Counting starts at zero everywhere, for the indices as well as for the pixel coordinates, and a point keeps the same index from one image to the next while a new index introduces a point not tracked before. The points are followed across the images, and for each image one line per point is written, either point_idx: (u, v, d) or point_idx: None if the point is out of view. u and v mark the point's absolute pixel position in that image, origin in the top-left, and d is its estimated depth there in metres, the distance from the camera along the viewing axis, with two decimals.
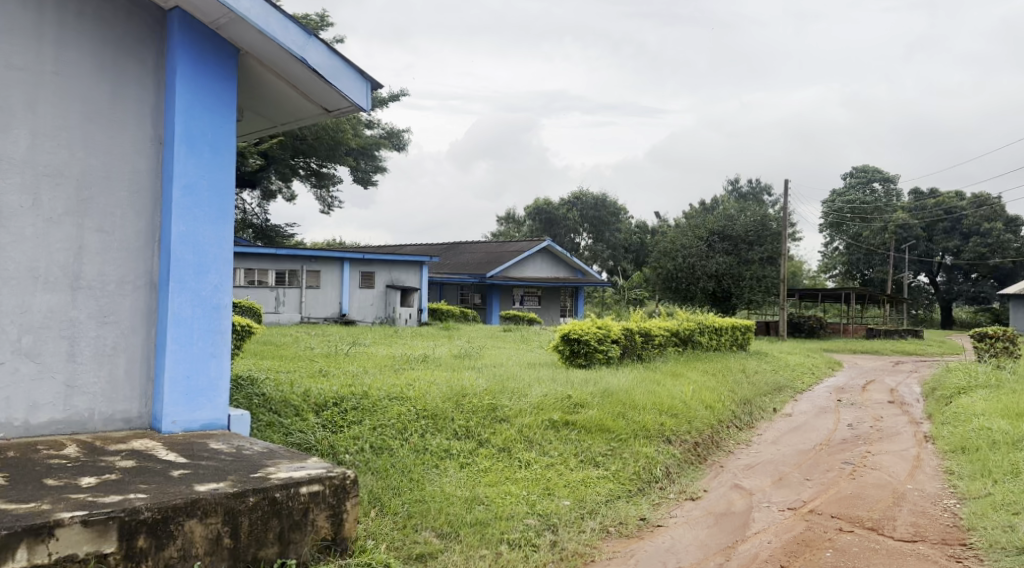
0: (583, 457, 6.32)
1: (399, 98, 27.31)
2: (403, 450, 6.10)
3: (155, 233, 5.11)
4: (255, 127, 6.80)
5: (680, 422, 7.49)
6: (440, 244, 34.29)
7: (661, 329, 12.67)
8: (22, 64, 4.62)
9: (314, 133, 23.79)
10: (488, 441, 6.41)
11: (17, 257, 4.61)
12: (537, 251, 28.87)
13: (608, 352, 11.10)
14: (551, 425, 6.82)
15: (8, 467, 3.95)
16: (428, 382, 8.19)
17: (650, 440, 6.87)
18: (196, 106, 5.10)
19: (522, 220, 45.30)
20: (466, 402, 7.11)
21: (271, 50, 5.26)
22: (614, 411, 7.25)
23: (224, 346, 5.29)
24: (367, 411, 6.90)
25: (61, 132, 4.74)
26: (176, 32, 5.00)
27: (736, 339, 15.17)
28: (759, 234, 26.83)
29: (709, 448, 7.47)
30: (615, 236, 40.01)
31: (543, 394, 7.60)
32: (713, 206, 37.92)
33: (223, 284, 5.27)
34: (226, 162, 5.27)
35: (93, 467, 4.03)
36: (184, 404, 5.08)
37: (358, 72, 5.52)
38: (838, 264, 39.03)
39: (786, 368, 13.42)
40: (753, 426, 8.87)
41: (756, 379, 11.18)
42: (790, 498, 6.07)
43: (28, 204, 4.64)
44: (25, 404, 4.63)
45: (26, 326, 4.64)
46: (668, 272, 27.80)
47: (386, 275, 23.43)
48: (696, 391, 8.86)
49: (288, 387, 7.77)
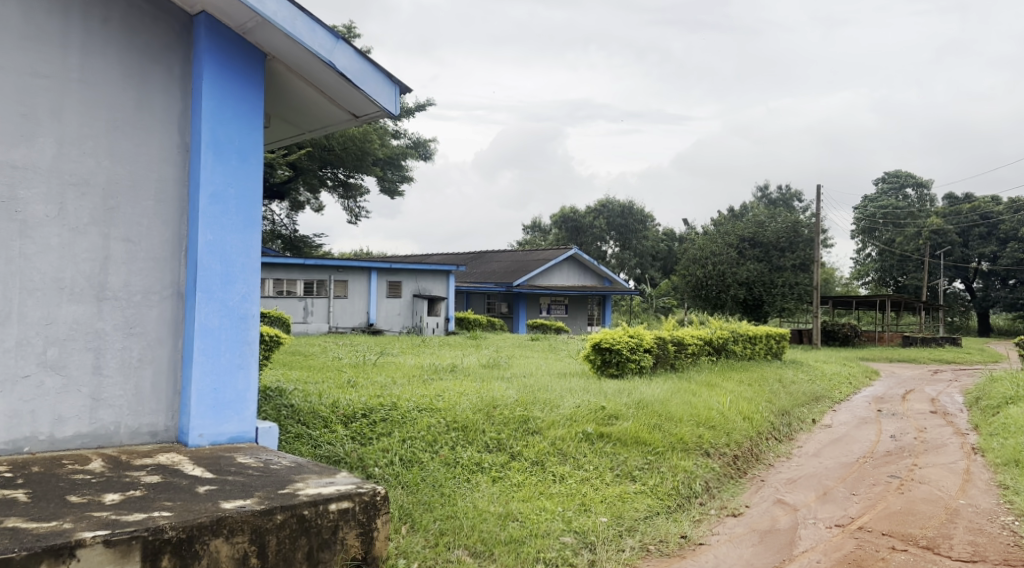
0: (620, 471, 6.13)
1: (426, 108, 27.35)
2: (433, 463, 5.95)
3: (182, 242, 5.02)
4: (283, 135, 6.71)
5: (719, 434, 7.27)
6: (467, 253, 34.22)
7: (694, 338, 12.43)
8: (47, 72, 4.55)
9: (342, 144, 23.86)
10: (520, 454, 6.24)
11: (42, 268, 4.53)
12: (565, 259, 28.71)
13: (640, 362, 10.88)
14: (585, 436, 6.62)
15: (31, 484, 3.85)
16: (458, 393, 8.05)
17: (688, 453, 6.66)
18: (223, 112, 5.01)
19: (548, 229, 45.21)
20: (498, 414, 6.95)
21: (298, 55, 5.16)
22: (650, 423, 7.05)
23: (251, 358, 5.17)
24: (397, 422, 6.76)
25: (87, 140, 4.67)
26: (203, 37, 4.91)
27: (770, 347, 14.87)
28: (791, 241, 26.52)
29: (749, 461, 7.24)
30: (642, 244, 39.73)
31: (576, 405, 7.41)
32: (742, 214, 37.51)
33: (250, 294, 5.17)
34: (253, 169, 5.17)
35: (118, 483, 3.92)
36: (211, 417, 4.97)
37: (386, 75, 5.41)
38: (870, 270, 38.39)
39: (823, 377, 13.12)
40: (793, 438, 8.61)
41: (793, 389, 10.91)
42: (837, 514, 5.83)
43: (54, 214, 4.56)
44: (51, 417, 4.54)
45: (51, 338, 4.55)
46: (697, 280, 27.48)
47: (413, 284, 23.40)
48: (734, 401, 8.62)
49: (317, 398, 7.67)
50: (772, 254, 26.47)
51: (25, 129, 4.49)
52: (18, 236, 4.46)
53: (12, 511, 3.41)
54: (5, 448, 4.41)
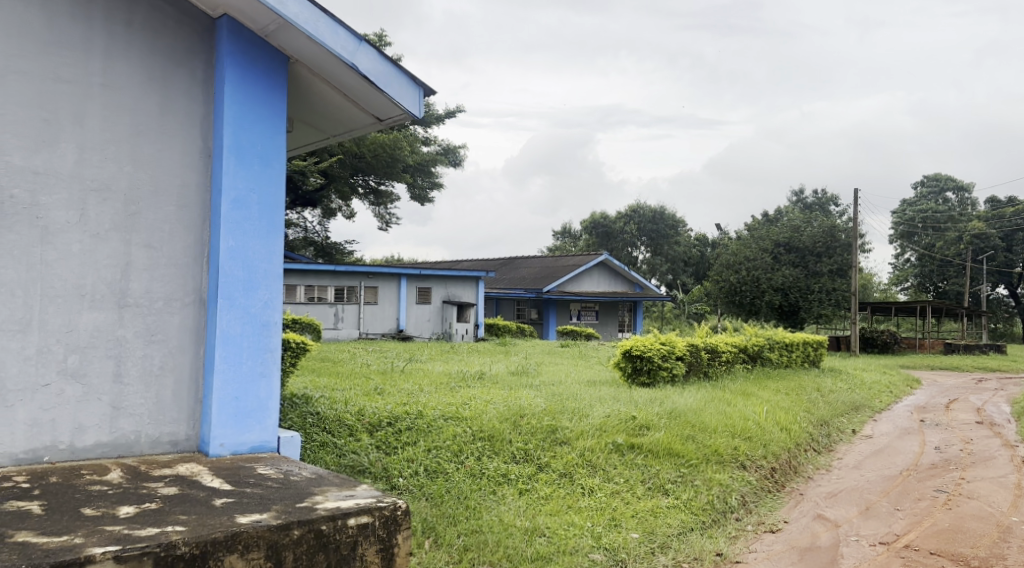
0: (652, 483, 5.93)
1: (456, 115, 27.35)
2: (458, 474, 5.81)
3: (205, 247, 4.94)
4: (308, 139, 6.63)
5: (756, 446, 7.03)
6: (497, 259, 34.14)
7: (728, 345, 12.17)
8: (69, 77, 4.49)
9: (372, 151, 23.93)
10: (548, 466, 6.07)
11: (64, 274, 4.47)
12: (595, 265, 28.48)
13: (672, 370, 10.66)
14: (615, 448, 6.44)
15: (47, 495, 3.78)
16: (485, 401, 7.91)
17: (723, 466, 6.44)
18: (245, 116, 4.93)
19: (578, 235, 44.96)
20: (525, 424, 6.79)
21: (321, 58, 5.06)
22: (682, 434, 6.85)
23: (274, 366, 5.07)
24: (422, 431, 6.64)
25: (109, 146, 4.60)
26: (225, 40, 4.83)
27: (807, 355, 14.53)
28: (828, 246, 26.03)
29: (786, 473, 7.01)
30: (674, 249, 39.33)
31: (606, 414, 7.23)
32: (776, 218, 36.93)
33: (273, 301, 5.06)
34: (276, 174, 5.07)
35: (135, 495, 3.84)
36: (233, 426, 4.87)
37: (410, 77, 5.29)
38: (909, 276, 37.59)
39: (862, 386, 12.77)
40: (832, 449, 8.34)
41: (832, 398, 10.60)
42: (881, 531, 5.58)
43: (75, 220, 4.50)
44: (71, 426, 4.48)
45: (72, 346, 4.49)
46: (731, 286, 27.08)
47: (443, 290, 23.34)
48: (770, 411, 8.37)
49: (343, 406, 7.57)
50: (808, 260, 26.00)
51: (47, 134, 4.43)
52: (39, 243, 4.40)
53: (25, 524, 3.33)
54: (25, 457, 4.35)
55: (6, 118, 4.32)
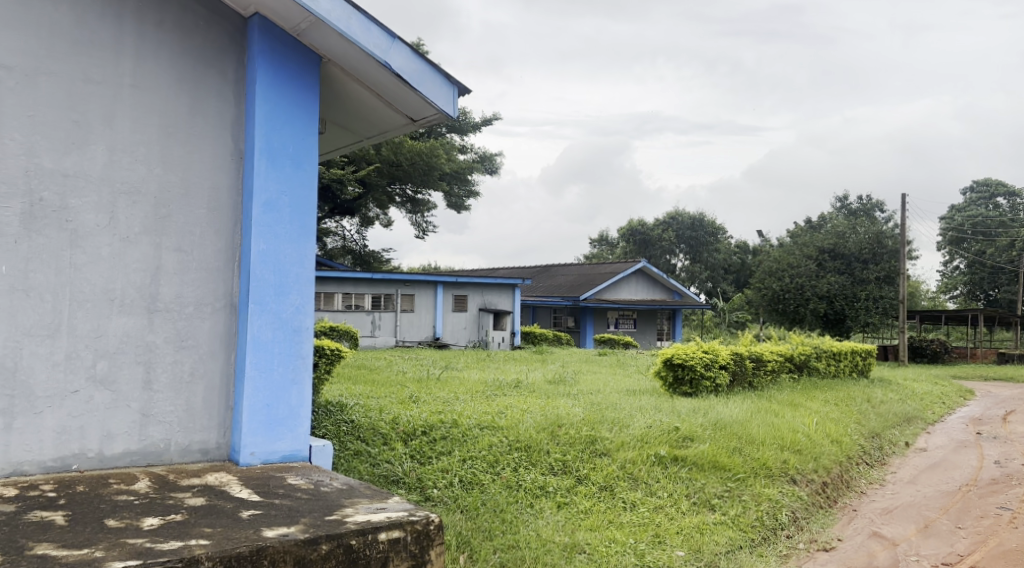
0: (697, 499, 5.68)
1: (492, 123, 27.31)
2: (494, 487, 5.62)
3: (236, 251, 4.84)
4: (342, 142, 6.53)
5: (806, 459, 6.74)
6: (534, 266, 33.97)
7: (774, 354, 11.82)
8: (100, 78, 4.42)
9: (409, 159, 23.97)
10: (587, 478, 5.85)
11: (93, 278, 4.39)
12: (633, 272, 28.16)
13: (715, 380, 10.36)
14: (657, 460, 6.20)
15: (72, 505, 3.68)
16: (522, 410, 7.72)
17: (772, 480, 6.16)
18: (277, 116, 4.81)
19: (615, 242, 44.63)
20: (563, 434, 6.58)
21: (354, 56, 4.93)
22: (729, 446, 6.59)
23: (306, 372, 4.93)
24: (457, 440, 6.47)
25: (139, 147, 4.52)
26: (257, 39, 4.73)
27: (855, 365, 14.08)
28: (874, 252, 25.43)
29: (838, 488, 6.71)
30: (714, 257, 38.82)
31: (648, 425, 6.99)
32: (819, 225, 36.21)
33: (304, 306, 4.93)
34: (308, 175, 4.94)
35: (161, 506, 3.72)
36: (264, 435, 4.74)
37: (444, 76, 5.15)
38: (958, 284, 36.56)
39: (914, 397, 12.32)
40: (885, 463, 7.99)
41: (883, 409, 10.22)
42: (942, 551, 5.30)
43: (105, 223, 4.42)
44: (100, 434, 4.39)
45: (101, 351, 4.40)
46: (774, 294, 26.52)
47: (479, 298, 23.23)
48: (820, 423, 8.06)
49: (377, 413, 7.45)
50: (854, 267, 25.40)
51: (77, 136, 4.36)
52: (68, 246, 4.33)
53: (46, 536, 3.23)
54: (54, 465, 4.27)
55: (36, 120, 4.26)
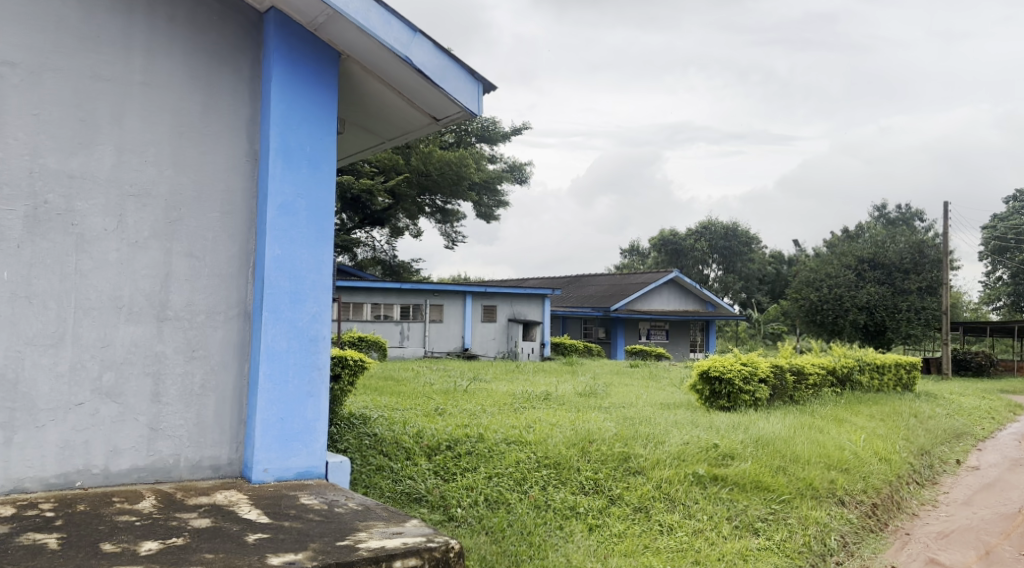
0: (739, 522, 5.33)
1: (522, 132, 27.10)
2: (521, 506, 5.32)
3: (250, 257, 4.60)
4: (362, 144, 6.30)
5: (855, 479, 6.35)
6: (564, 276, 33.63)
7: (815, 367, 11.36)
8: (109, 75, 4.22)
9: (438, 169, 23.78)
10: (620, 499, 5.53)
11: (99, 285, 4.17)
12: (665, 283, 27.71)
13: (754, 394, 9.96)
14: (696, 480, 5.85)
15: (69, 527, 3.46)
16: (552, 424, 7.39)
17: (819, 502, 5.79)
18: (294, 115, 4.57)
19: (647, 253, 44.12)
20: (594, 450, 6.25)
21: (374, 53, 4.68)
22: (772, 465, 6.21)
23: (322, 385, 4.66)
24: (483, 456, 6.18)
25: (150, 148, 4.31)
26: (272, 33, 4.50)
27: (899, 379, 13.56)
28: (916, 262, 24.78)
29: (889, 510, 6.32)
30: (748, 267, 38.19)
31: (684, 441, 6.64)
32: (857, 235, 35.41)
33: (321, 315, 4.67)
34: (326, 177, 4.69)
35: (163, 528, 3.49)
36: (278, 450, 4.48)
37: (468, 71, 4.88)
38: (1002, 295, 35.54)
39: (962, 412, 11.80)
40: (936, 482, 7.55)
41: (931, 425, 9.75)
42: None
43: (112, 227, 4.21)
44: (106, 448, 4.17)
45: (108, 362, 4.18)
46: (811, 305, 25.90)
47: (508, 308, 22.94)
48: (867, 440, 7.65)
49: (401, 427, 7.17)
50: (895, 277, 24.74)
51: (83, 136, 4.15)
52: (74, 251, 4.12)
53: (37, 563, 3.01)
54: (56, 482, 4.05)
55: (41, 118, 4.06)
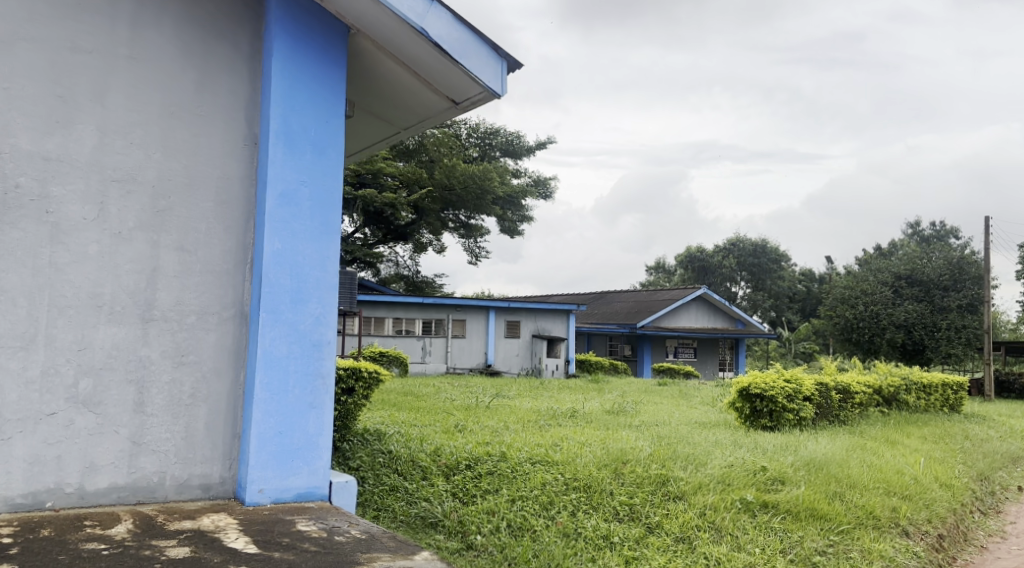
0: (795, 555, 4.74)
1: (547, 146, 26.74)
2: (548, 534, 4.78)
3: (247, 252, 4.14)
4: (378, 135, 5.86)
5: (918, 506, 5.74)
6: (590, 293, 33.07)
7: (861, 385, 10.73)
8: (91, 47, 3.79)
9: (462, 182, 23.52)
10: (660, 528, 4.97)
11: (77, 281, 3.72)
12: (693, 299, 27.03)
13: (798, 412, 9.36)
14: (742, 508, 5.27)
15: (22, 556, 2.98)
16: (581, 443, 6.87)
17: (882, 533, 5.19)
18: (298, 93, 4.12)
19: (673, 270, 43.45)
20: (629, 472, 5.70)
21: (387, 25, 4.22)
22: (826, 490, 5.64)
23: (326, 395, 4.17)
24: (506, 477, 5.65)
25: (136, 129, 3.87)
26: (274, 4, 4.06)
27: (946, 399, 12.79)
28: (955, 279, 23.92)
29: (956, 542, 5.70)
30: (777, 285, 37.37)
31: (728, 463, 6.07)
32: (892, 252, 34.50)
33: (326, 316, 4.18)
34: (333, 164, 4.22)
35: (133, 559, 3.00)
36: (275, 468, 3.99)
37: (491, 46, 4.41)
38: None
39: (1015, 434, 11.07)
40: (1000, 511, 6.89)
41: (987, 448, 9.08)
42: None
43: (92, 216, 3.76)
44: (82, 465, 3.71)
45: (85, 367, 3.73)
46: (846, 322, 25.22)
47: (533, 324, 22.35)
48: (925, 464, 7.01)
49: (418, 444, 6.64)
50: (933, 294, 23.89)
51: (62, 114, 3.72)
52: (48, 242, 3.68)
53: None
54: (23, 502, 3.60)
55: (13, 93, 3.64)
